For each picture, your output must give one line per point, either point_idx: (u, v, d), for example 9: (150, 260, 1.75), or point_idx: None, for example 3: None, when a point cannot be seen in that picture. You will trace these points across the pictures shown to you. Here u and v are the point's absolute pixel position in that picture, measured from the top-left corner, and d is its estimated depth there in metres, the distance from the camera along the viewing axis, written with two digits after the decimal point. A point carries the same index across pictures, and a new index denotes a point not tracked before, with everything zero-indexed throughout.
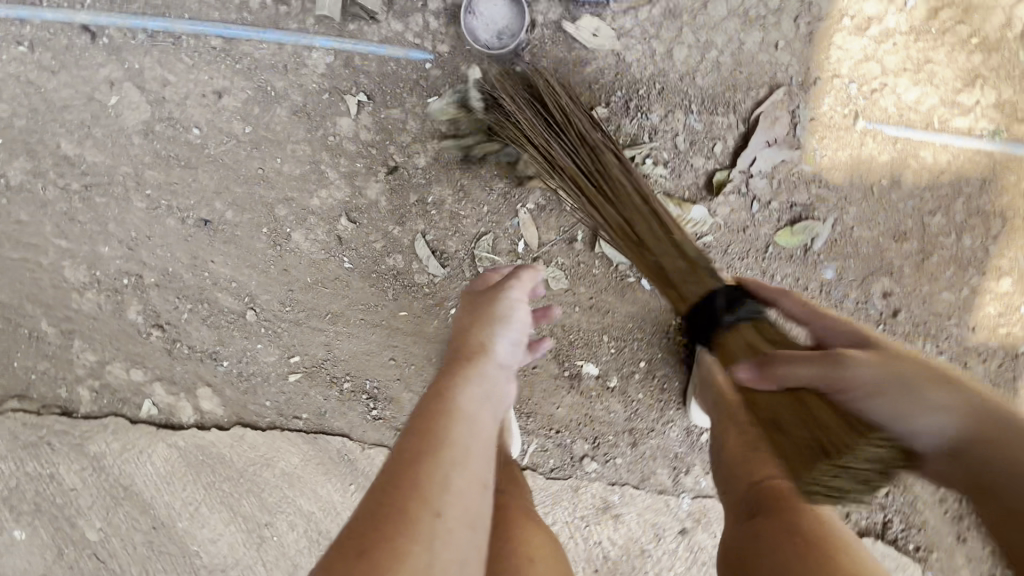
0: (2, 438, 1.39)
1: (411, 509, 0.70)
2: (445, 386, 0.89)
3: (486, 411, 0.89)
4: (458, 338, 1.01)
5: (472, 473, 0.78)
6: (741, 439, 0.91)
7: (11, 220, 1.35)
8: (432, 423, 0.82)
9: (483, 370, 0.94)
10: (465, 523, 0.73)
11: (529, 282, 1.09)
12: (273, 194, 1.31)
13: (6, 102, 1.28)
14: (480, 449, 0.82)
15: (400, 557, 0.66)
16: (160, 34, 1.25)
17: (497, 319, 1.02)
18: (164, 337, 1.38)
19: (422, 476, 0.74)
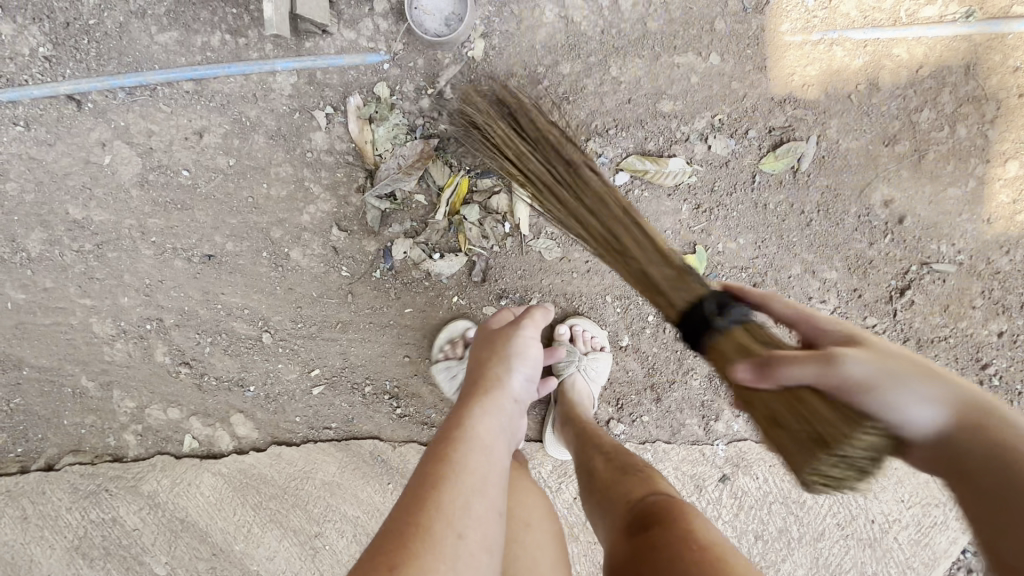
0: (64, 493, 1.47)
1: (436, 528, 0.73)
2: (464, 417, 0.91)
3: (502, 444, 0.91)
4: (475, 370, 1.02)
5: (489, 503, 0.80)
6: (609, 465, 1.09)
7: (39, 289, 1.45)
8: (451, 451, 0.84)
9: (500, 403, 0.95)
10: (483, 548, 0.75)
11: (541, 321, 1.08)
12: (266, 219, 1.37)
13: (14, 180, 1.37)
14: (496, 481, 0.84)
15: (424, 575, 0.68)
16: (137, 89, 1.31)
17: (511, 356, 1.02)
18: (192, 373, 1.46)
19: (445, 498, 0.77)
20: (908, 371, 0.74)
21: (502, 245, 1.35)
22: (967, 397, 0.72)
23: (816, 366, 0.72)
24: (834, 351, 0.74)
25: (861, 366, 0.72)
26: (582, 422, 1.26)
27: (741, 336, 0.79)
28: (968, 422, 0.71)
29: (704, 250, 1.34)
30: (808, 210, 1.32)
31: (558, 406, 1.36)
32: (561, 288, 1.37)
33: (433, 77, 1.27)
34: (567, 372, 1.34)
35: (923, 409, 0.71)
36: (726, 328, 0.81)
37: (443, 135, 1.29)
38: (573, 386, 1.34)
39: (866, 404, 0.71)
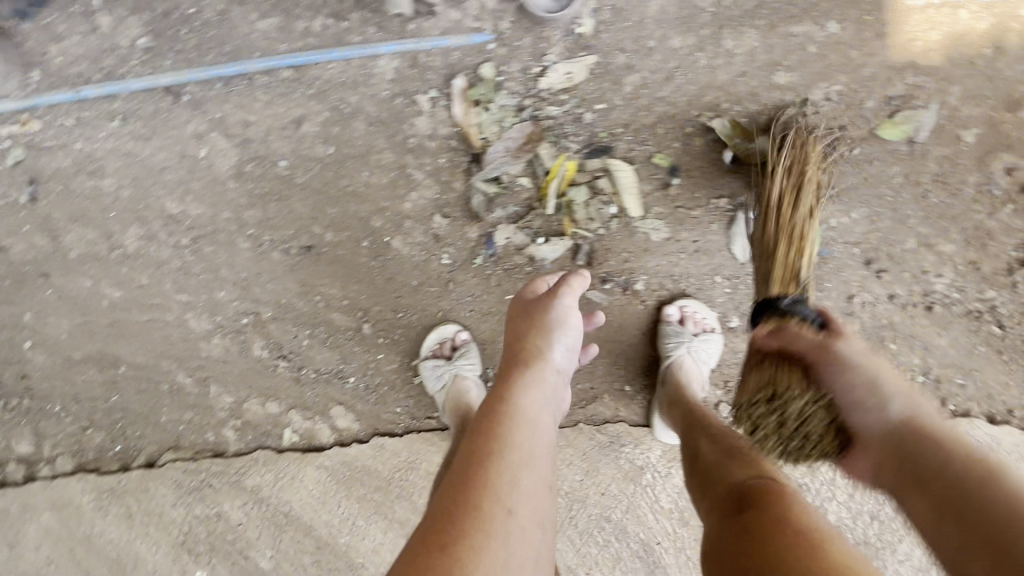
0: (168, 489, 1.47)
1: (485, 504, 0.76)
2: (506, 393, 0.93)
3: (547, 417, 0.93)
4: (516, 344, 1.04)
5: (539, 477, 0.83)
6: (714, 446, 1.00)
7: (135, 286, 1.44)
8: (498, 425, 0.87)
9: (541, 376, 0.98)
10: (535, 522, 0.78)
11: (578, 288, 1.14)
12: (366, 207, 1.35)
13: (111, 176, 1.36)
14: (544, 455, 0.87)
15: (476, 552, 0.70)
16: (235, 79, 1.29)
17: (551, 327, 1.06)
18: (290, 366, 1.45)
19: (493, 475, 0.79)
20: (897, 389, 0.97)
21: (608, 226, 1.32)
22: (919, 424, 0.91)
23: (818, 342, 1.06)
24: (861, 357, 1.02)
25: (857, 373, 1.00)
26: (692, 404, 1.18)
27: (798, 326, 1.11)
28: (916, 424, 0.91)
29: (817, 226, 1.30)
30: (926, 182, 1.28)
31: (664, 387, 1.30)
32: (668, 270, 1.34)
33: (540, 55, 1.24)
34: (677, 351, 1.30)
35: (866, 382, 0.99)
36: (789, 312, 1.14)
37: (549, 115, 1.26)
38: (681, 367, 1.29)
39: (833, 369, 1.04)
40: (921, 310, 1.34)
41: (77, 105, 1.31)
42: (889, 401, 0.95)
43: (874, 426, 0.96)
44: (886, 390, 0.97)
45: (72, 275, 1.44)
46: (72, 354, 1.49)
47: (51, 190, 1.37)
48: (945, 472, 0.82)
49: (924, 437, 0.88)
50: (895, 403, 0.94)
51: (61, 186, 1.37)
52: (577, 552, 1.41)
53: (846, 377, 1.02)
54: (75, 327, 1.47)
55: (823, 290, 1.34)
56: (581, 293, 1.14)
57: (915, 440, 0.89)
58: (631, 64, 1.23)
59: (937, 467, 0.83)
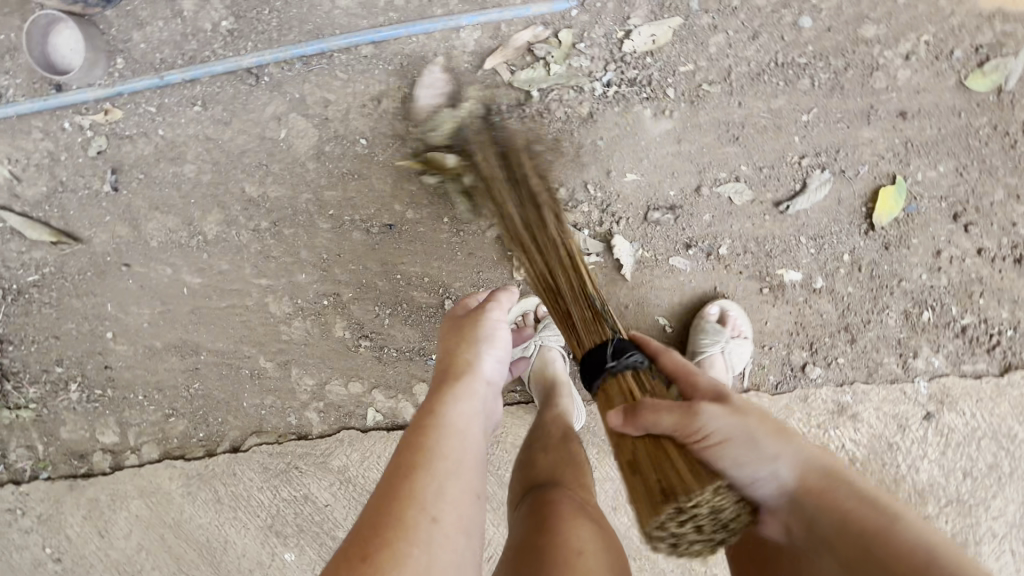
0: (254, 472, 1.48)
1: (409, 516, 0.79)
2: (436, 404, 0.94)
3: (477, 425, 0.95)
4: (445, 357, 1.04)
5: (465, 485, 0.86)
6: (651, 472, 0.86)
7: (215, 272, 1.45)
8: (424, 438, 0.89)
9: (471, 387, 0.98)
10: (459, 528, 0.82)
11: (506, 304, 1.12)
12: (446, 182, 1.35)
13: (191, 162, 1.37)
14: (471, 464, 0.89)
15: (400, 561, 0.74)
16: (316, 58, 1.30)
17: (480, 340, 1.04)
18: (372, 346, 1.45)
19: (418, 487, 0.82)
20: (761, 439, 0.80)
21: (692, 191, 1.31)
22: (806, 463, 0.81)
23: (677, 413, 0.80)
24: (700, 404, 0.81)
25: (722, 423, 0.80)
26: None
27: (632, 382, 0.87)
28: (812, 485, 0.79)
29: (903, 181, 1.30)
30: (1014, 131, 1.27)
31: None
32: (752, 232, 1.33)
33: (623, 19, 1.24)
34: (712, 351, 1.30)
35: (758, 458, 0.78)
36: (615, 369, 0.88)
37: (633, 78, 1.26)
38: (712, 367, 1.31)
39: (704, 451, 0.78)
40: (1010, 263, 1.33)
41: (159, 91, 1.32)
42: (775, 459, 0.79)
43: (774, 497, 0.80)
44: (766, 441, 0.80)
45: (154, 263, 1.45)
46: (154, 343, 1.50)
47: (132, 178, 1.38)
48: (856, 527, 0.75)
49: (821, 484, 0.79)
50: (783, 466, 0.80)
51: (142, 174, 1.38)
52: None
53: (735, 461, 0.77)
54: (156, 316, 1.49)
55: (909, 247, 1.33)
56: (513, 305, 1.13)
57: (816, 495, 0.79)
58: (716, 24, 1.24)
59: (868, 525, 0.74)
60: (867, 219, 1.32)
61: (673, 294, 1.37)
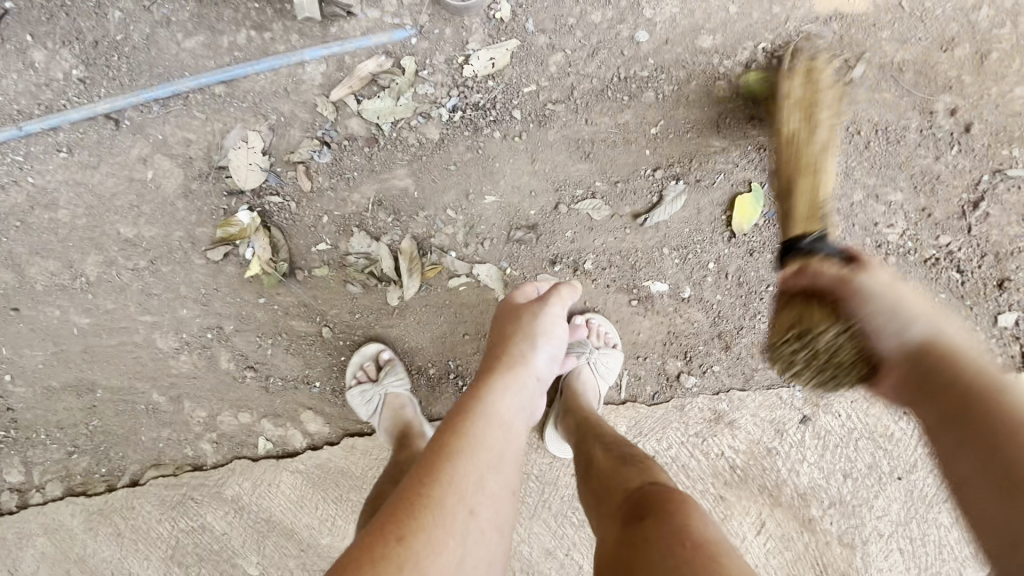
0: (153, 504, 1.51)
1: (450, 501, 0.80)
2: (482, 392, 0.97)
3: (520, 420, 0.98)
4: (499, 345, 1.09)
5: (503, 480, 0.88)
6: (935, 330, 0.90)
7: (101, 311, 1.48)
8: (469, 422, 0.91)
9: (523, 380, 1.02)
10: (493, 525, 0.84)
11: (568, 299, 1.16)
12: (310, 212, 1.36)
13: (65, 208, 1.40)
14: (510, 457, 0.92)
15: (433, 548, 0.75)
16: (171, 99, 1.32)
17: (537, 335, 1.10)
18: (258, 376, 1.47)
19: (459, 475, 0.84)
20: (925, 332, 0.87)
21: (550, 209, 1.33)
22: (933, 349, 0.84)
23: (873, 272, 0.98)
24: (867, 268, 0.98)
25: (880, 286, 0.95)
26: (583, 415, 1.26)
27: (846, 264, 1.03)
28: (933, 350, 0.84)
29: (760, 187, 1.29)
30: (865, 132, 1.27)
31: (561, 399, 1.35)
32: (615, 246, 1.34)
33: (462, 44, 1.26)
34: (576, 363, 1.34)
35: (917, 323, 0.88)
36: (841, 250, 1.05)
37: (480, 102, 1.28)
38: (579, 376, 1.34)
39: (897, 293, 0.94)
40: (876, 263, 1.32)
41: (22, 141, 1.35)
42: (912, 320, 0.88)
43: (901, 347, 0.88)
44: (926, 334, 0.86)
45: (41, 307, 1.48)
46: (51, 383, 1.54)
47: (10, 226, 1.41)
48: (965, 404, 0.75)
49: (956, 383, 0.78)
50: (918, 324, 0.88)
51: (19, 222, 1.41)
52: (554, 534, 1.44)
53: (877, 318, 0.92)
54: (50, 357, 1.52)
55: (774, 253, 1.33)
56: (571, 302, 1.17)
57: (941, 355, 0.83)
58: (554, 43, 1.25)
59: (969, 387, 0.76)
60: (727, 227, 1.32)
61: None
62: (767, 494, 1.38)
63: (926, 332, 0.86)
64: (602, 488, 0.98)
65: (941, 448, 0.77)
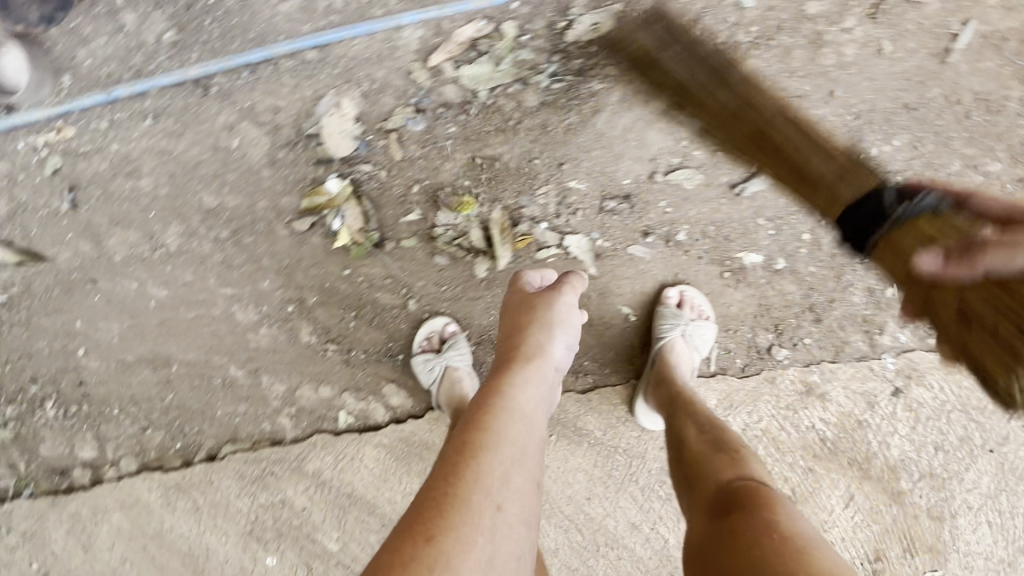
0: (231, 479, 1.50)
1: (477, 498, 0.83)
2: (502, 388, 1.03)
3: (538, 413, 1.03)
4: (516, 338, 1.14)
5: (527, 473, 0.91)
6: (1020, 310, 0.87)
7: (180, 283, 1.46)
8: (491, 418, 0.96)
9: (541, 372, 1.09)
10: (521, 520, 0.86)
11: (578, 287, 1.25)
12: (401, 182, 1.34)
13: (147, 176, 1.38)
14: (533, 450, 0.96)
15: (464, 546, 0.77)
16: (262, 65, 1.30)
17: (553, 323, 1.17)
18: (340, 349, 1.45)
19: (484, 471, 0.87)
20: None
21: (646, 179, 1.31)
22: None
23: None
24: None
25: None
26: (678, 392, 1.26)
27: (926, 226, 1.01)
28: None
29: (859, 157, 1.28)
30: (968, 101, 1.26)
31: (653, 370, 1.35)
32: (710, 216, 1.33)
33: (564, 9, 1.25)
34: (671, 335, 1.31)
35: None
36: (909, 213, 1.04)
37: (579, 66, 1.25)
38: (675, 350, 1.33)
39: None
40: None
41: (108, 107, 1.33)
42: None
43: None
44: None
45: (119, 278, 1.46)
46: (127, 357, 1.51)
47: (91, 195, 1.39)
48: None
49: None
50: None
51: (101, 191, 1.38)
52: (640, 508, 1.43)
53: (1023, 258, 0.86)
54: (126, 330, 1.50)
55: None
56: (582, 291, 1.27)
57: None
58: (657, 10, 1.24)
59: None
60: None
61: (635, 282, 1.38)
62: (857, 467, 1.38)
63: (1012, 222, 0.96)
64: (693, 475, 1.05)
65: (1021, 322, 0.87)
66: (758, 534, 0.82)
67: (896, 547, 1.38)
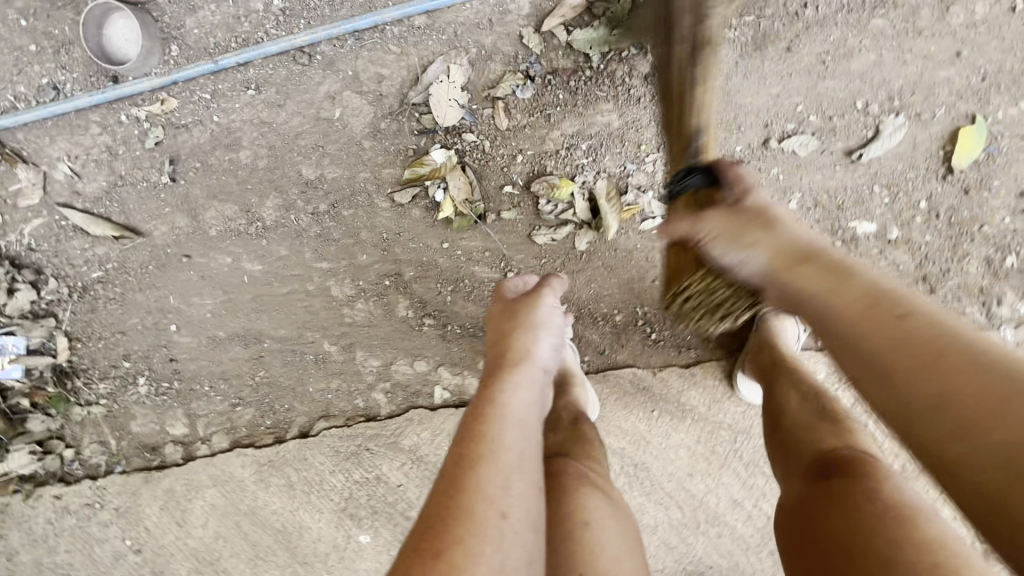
0: (326, 456, 1.49)
1: (477, 508, 0.72)
2: (493, 390, 0.90)
3: (534, 415, 0.89)
4: (502, 343, 1.02)
5: (529, 478, 0.79)
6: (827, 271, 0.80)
7: (274, 258, 1.44)
8: (484, 423, 0.83)
9: (530, 373, 0.95)
10: (529, 525, 0.74)
11: (558, 290, 1.17)
12: (506, 150, 1.32)
13: (247, 148, 1.37)
14: (534, 452, 0.83)
15: (472, 560, 0.67)
16: (369, 32, 1.30)
17: (534, 327, 1.04)
18: (436, 324, 1.43)
19: (484, 478, 0.75)
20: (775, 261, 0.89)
21: (755, 146, 1.29)
22: (787, 248, 0.89)
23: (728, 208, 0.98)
24: (706, 211, 0.99)
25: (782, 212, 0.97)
26: (782, 356, 1.18)
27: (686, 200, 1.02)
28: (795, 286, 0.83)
29: (984, 121, 1.25)
30: None
31: (753, 339, 1.28)
32: (823, 185, 1.30)
33: None
34: None
35: (744, 256, 0.94)
36: (699, 185, 1.01)
37: None
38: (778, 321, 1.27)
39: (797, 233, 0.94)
40: None
41: (213, 77, 1.34)
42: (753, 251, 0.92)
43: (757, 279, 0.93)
44: (738, 237, 0.95)
45: (214, 253, 1.45)
46: (218, 333, 1.49)
47: (191, 167, 1.39)
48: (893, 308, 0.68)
49: (878, 306, 0.70)
50: (759, 252, 0.92)
51: (200, 163, 1.39)
52: (744, 485, 1.40)
53: (718, 246, 0.97)
54: (219, 306, 1.48)
55: (991, 190, 1.28)
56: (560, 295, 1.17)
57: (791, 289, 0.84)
58: None
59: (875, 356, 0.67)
60: (946, 162, 1.27)
61: None
62: None
63: (770, 249, 0.91)
64: (792, 443, 0.95)
65: (829, 343, 0.75)
66: (858, 499, 0.75)
67: None
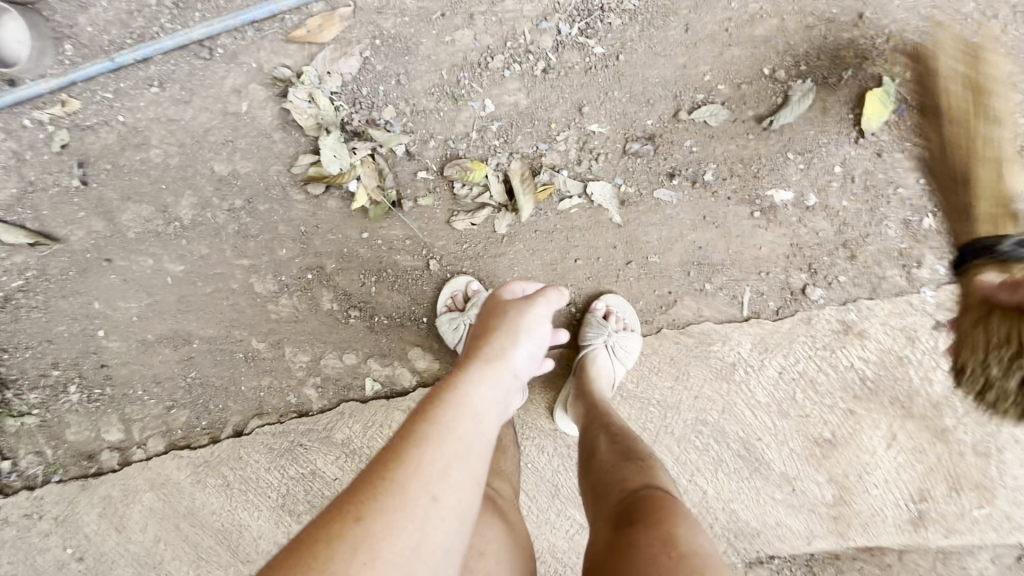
0: (261, 454, 1.48)
1: (410, 485, 0.67)
2: (455, 380, 0.83)
3: (496, 417, 0.82)
4: (478, 339, 0.94)
5: (471, 469, 0.73)
6: None
7: (195, 258, 1.42)
8: (436, 411, 0.76)
9: (499, 373, 0.86)
10: (456, 515, 0.68)
11: (554, 303, 1.03)
12: (417, 137, 1.33)
13: (158, 146, 1.36)
14: (481, 448, 0.76)
15: (390, 530, 0.63)
16: (267, 22, 1.31)
17: (519, 329, 0.95)
18: (363, 316, 1.42)
19: (424, 459, 0.70)
20: None
21: (663, 118, 1.29)
22: None
23: None
24: None
25: None
26: (596, 403, 1.23)
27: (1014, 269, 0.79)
28: None
29: (892, 82, 1.25)
30: (1004, 15, 1.25)
31: (576, 379, 1.33)
32: (736, 154, 1.29)
33: None
34: (593, 344, 1.30)
35: None
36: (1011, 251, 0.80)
37: (582, 7, 1.28)
38: (597, 360, 1.30)
39: None
40: None
41: (113, 76, 1.34)
42: None
43: None
44: None
45: (133, 256, 1.43)
46: (146, 336, 1.47)
47: (101, 169, 1.38)
48: None
49: None
50: None
51: (111, 164, 1.37)
52: (677, 462, 1.37)
53: None
54: (144, 308, 1.46)
55: (903, 152, 1.28)
56: (556, 307, 1.03)
57: None
58: None
59: None
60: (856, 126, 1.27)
61: (662, 229, 1.32)
62: (901, 405, 1.33)
63: None
64: (600, 486, 0.97)
65: None
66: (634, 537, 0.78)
67: (942, 487, 1.33)
